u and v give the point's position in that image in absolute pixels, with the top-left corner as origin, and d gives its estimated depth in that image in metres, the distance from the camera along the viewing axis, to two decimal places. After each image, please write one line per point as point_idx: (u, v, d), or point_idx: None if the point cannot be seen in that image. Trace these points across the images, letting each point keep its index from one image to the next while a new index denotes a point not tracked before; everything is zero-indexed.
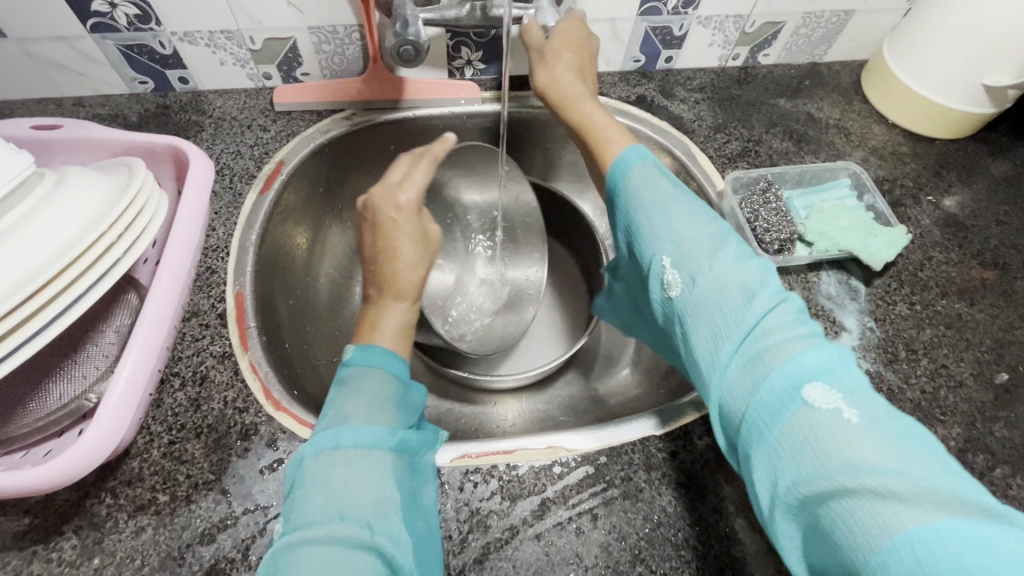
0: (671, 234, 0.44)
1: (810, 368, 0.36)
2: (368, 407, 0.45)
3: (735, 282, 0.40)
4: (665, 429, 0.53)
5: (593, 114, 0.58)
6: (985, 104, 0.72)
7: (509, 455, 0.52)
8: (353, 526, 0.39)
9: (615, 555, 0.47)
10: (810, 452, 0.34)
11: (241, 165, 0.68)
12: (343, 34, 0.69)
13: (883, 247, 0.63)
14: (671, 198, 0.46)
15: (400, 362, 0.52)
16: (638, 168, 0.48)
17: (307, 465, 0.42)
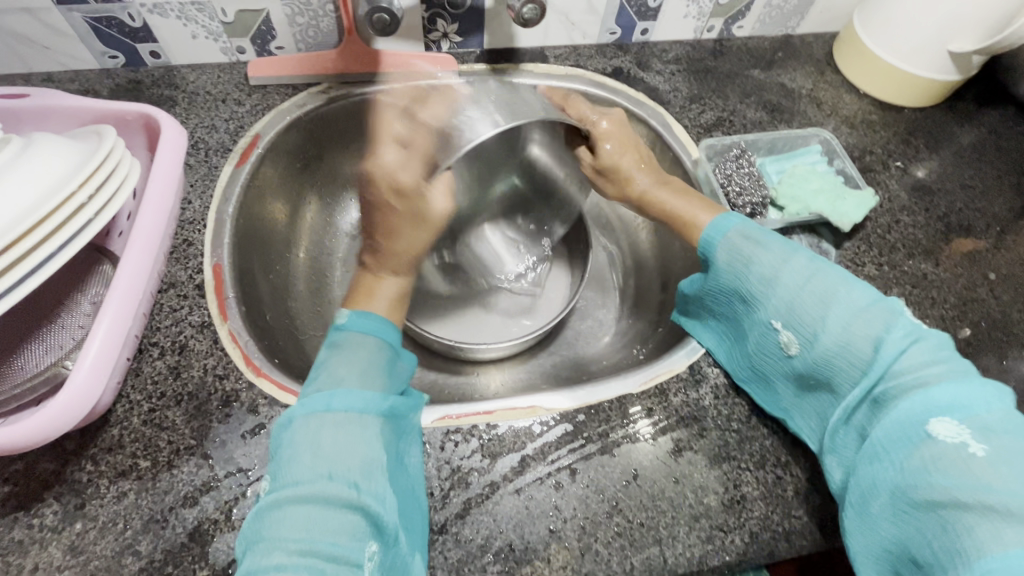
0: (784, 290, 0.51)
1: (942, 405, 0.43)
2: (361, 373, 0.46)
3: (859, 324, 0.47)
4: (641, 388, 0.55)
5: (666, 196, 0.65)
6: (952, 72, 0.74)
7: (489, 415, 0.53)
8: (341, 486, 0.40)
9: (593, 507, 0.49)
10: (930, 473, 0.41)
11: (216, 139, 0.67)
12: (316, 6, 0.68)
13: (851, 209, 0.64)
14: (783, 254, 0.53)
15: (391, 330, 0.52)
16: (737, 232, 0.56)
17: (296, 425, 0.42)
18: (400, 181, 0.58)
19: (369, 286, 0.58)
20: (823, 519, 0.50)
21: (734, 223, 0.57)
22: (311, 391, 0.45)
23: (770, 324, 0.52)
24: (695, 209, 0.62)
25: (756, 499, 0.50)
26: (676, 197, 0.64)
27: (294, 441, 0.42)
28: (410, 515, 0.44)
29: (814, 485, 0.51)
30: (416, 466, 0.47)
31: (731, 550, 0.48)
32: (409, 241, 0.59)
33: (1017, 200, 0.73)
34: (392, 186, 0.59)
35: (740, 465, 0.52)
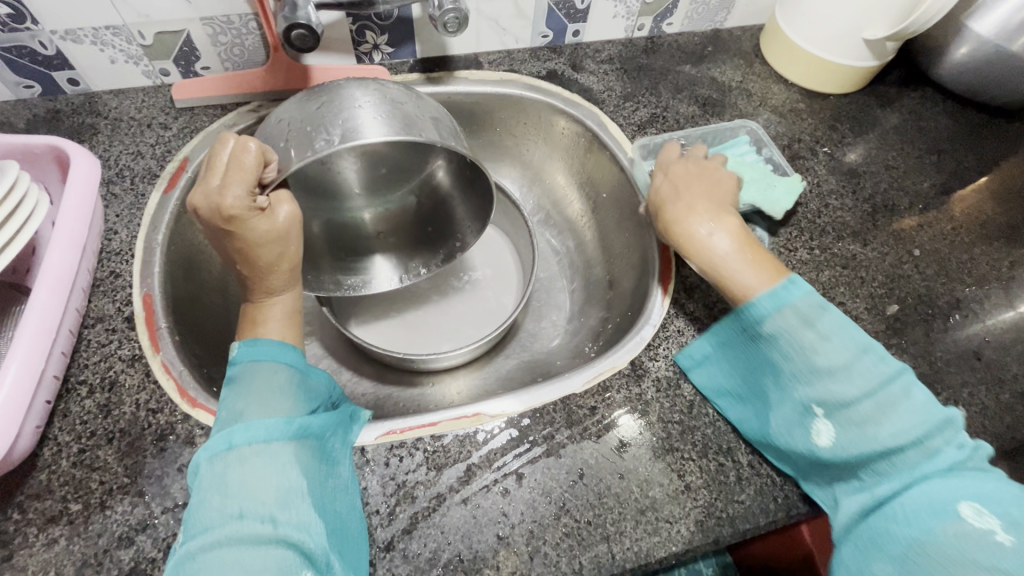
0: (841, 380, 0.48)
1: (975, 493, 0.44)
2: (262, 401, 0.45)
3: (917, 427, 0.46)
4: (584, 387, 0.56)
5: (716, 246, 0.56)
6: (869, 58, 0.77)
7: (434, 426, 0.53)
8: (253, 523, 0.39)
9: (541, 510, 0.49)
10: (956, 547, 0.42)
11: (142, 166, 0.66)
12: (238, 24, 0.67)
13: (782, 196, 0.68)
14: (847, 347, 0.49)
15: (285, 350, 0.50)
16: (797, 308, 0.50)
17: (202, 471, 0.42)
18: (224, 209, 0.48)
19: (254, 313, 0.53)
20: (766, 501, 0.51)
21: (794, 296, 0.51)
22: (213, 432, 0.44)
23: (809, 407, 0.50)
24: (745, 268, 0.55)
25: (700, 488, 0.51)
26: (750, 259, 0.55)
27: (201, 489, 0.41)
28: (343, 536, 0.44)
29: (754, 469, 0.52)
30: (349, 485, 0.47)
31: (678, 540, 0.49)
32: (270, 257, 0.52)
33: (938, 177, 0.76)
34: (217, 217, 0.48)
35: (684, 456, 0.53)
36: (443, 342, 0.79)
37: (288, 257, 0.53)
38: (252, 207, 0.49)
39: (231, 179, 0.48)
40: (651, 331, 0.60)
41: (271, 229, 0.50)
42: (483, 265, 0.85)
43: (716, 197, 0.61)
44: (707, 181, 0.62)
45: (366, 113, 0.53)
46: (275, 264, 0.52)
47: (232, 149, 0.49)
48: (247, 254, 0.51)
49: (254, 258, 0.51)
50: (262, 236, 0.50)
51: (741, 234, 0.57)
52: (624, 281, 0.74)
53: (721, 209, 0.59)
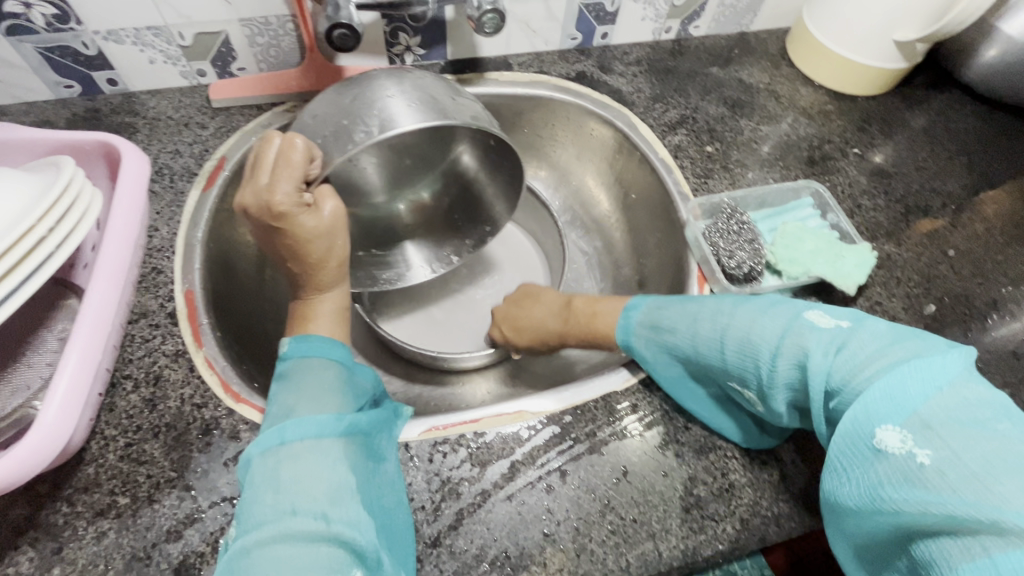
0: (712, 353, 0.49)
1: (881, 405, 0.38)
2: (312, 397, 0.45)
3: (788, 355, 0.44)
4: (625, 385, 0.55)
5: (551, 319, 0.65)
6: (898, 60, 0.77)
7: (476, 423, 0.52)
8: (305, 519, 0.39)
9: (585, 507, 0.49)
10: (888, 487, 0.36)
11: (181, 164, 0.66)
12: (276, 25, 0.68)
13: (853, 269, 0.60)
14: (708, 318, 0.50)
15: (333, 346, 0.51)
16: (644, 321, 0.55)
17: (255, 466, 0.42)
18: (273, 206, 0.48)
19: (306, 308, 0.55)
20: (811, 500, 0.51)
21: (637, 316, 0.56)
22: (266, 429, 0.44)
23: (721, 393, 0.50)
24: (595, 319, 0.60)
25: (744, 486, 0.51)
26: (594, 307, 0.61)
27: (257, 483, 0.41)
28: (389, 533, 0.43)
29: (799, 468, 0.52)
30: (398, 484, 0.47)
31: (724, 538, 0.49)
32: (319, 253, 0.53)
33: (968, 178, 0.76)
34: (267, 214, 0.49)
35: (726, 454, 0.52)
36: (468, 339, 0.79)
37: (336, 253, 0.54)
38: (301, 202, 0.49)
39: (279, 176, 0.48)
40: None
41: (318, 223, 0.51)
42: (511, 265, 0.85)
43: (541, 301, 0.68)
44: (526, 296, 0.70)
45: (399, 103, 0.53)
46: (326, 255, 0.53)
47: (278, 148, 0.49)
48: (299, 248, 0.52)
49: (305, 251, 0.52)
50: (310, 232, 0.51)
51: (573, 300, 0.64)
52: (656, 281, 0.74)
53: (553, 303, 0.66)
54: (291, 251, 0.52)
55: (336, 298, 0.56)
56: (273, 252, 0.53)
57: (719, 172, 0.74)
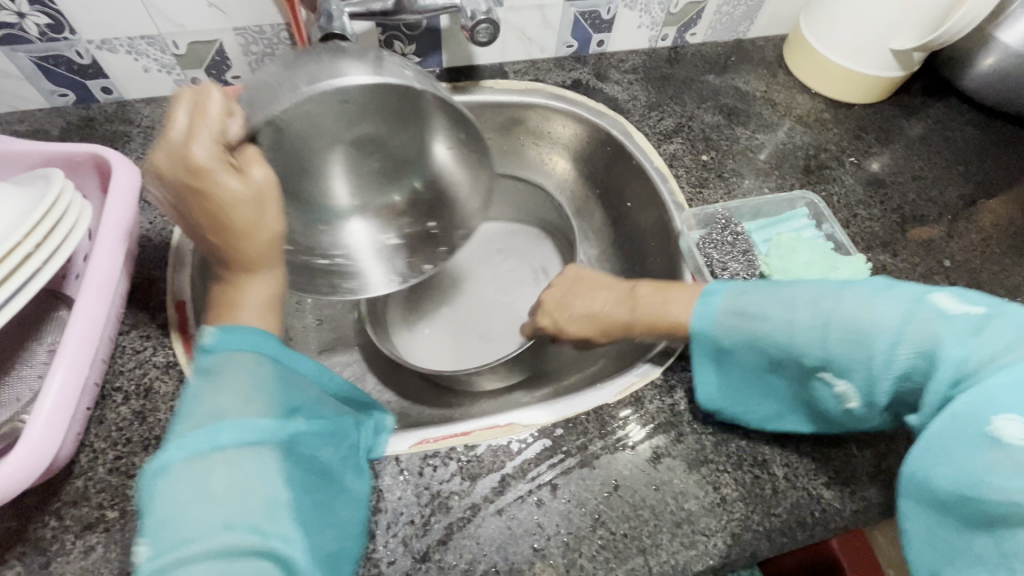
0: (808, 338, 0.46)
1: (1008, 399, 0.37)
2: (246, 396, 0.39)
3: (903, 342, 0.42)
4: (616, 398, 0.55)
5: (613, 308, 0.57)
6: (895, 69, 0.77)
7: (467, 436, 0.52)
8: (243, 536, 0.33)
9: (576, 521, 0.49)
10: (996, 479, 0.36)
11: None
12: (270, 34, 0.68)
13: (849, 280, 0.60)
14: (804, 298, 0.47)
15: (271, 338, 0.44)
16: (724, 306, 0.50)
17: (171, 473, 0.34)
18: (191, 162, 0.42)
19: (230, 296, 0.48)
20: (803, 515, 0.51)
21: (715, 301, 0.51)
22: (182, 432, 0.36)
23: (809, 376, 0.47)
24: (673, 307, 0.53)
25: (736, 500, 0.51)
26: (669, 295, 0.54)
27: (168, 495, 0.34)
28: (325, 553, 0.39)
29: (790, 482, 0.52)
30: (331, 502, 0.43)
31: (715, 554, 0.49)
32: (249, 223, 0.45)
33: (965, 187, 0.76)
34: (183, 170, 0.42)
35: (718, 468, 0.52)
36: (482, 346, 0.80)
37: (270, 228, 0.47)
38: (225, 159, 0.43)
39: (197, 126, 0.42)
40: None
41: (248, 186, 0.44)
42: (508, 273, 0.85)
43: (597, 289, 0.60)
44: (573, 287, 0.62)
45: (350, 63, 0.48)
46: (257, 228, 0.46)
47: (195, 99, 0.44)
48: (222, 216, 0.44)
49: (230, 223, 0.45)
50: (236, 196, 0.44)
51: (643, 285, 0.57)
52: None
53: (617, 289, 0.58)
54: (211, 221, 0.44)
55: (267, 286, 0.49)
56: (189, 227, 0.46)
57: (714, 182, 0.73)
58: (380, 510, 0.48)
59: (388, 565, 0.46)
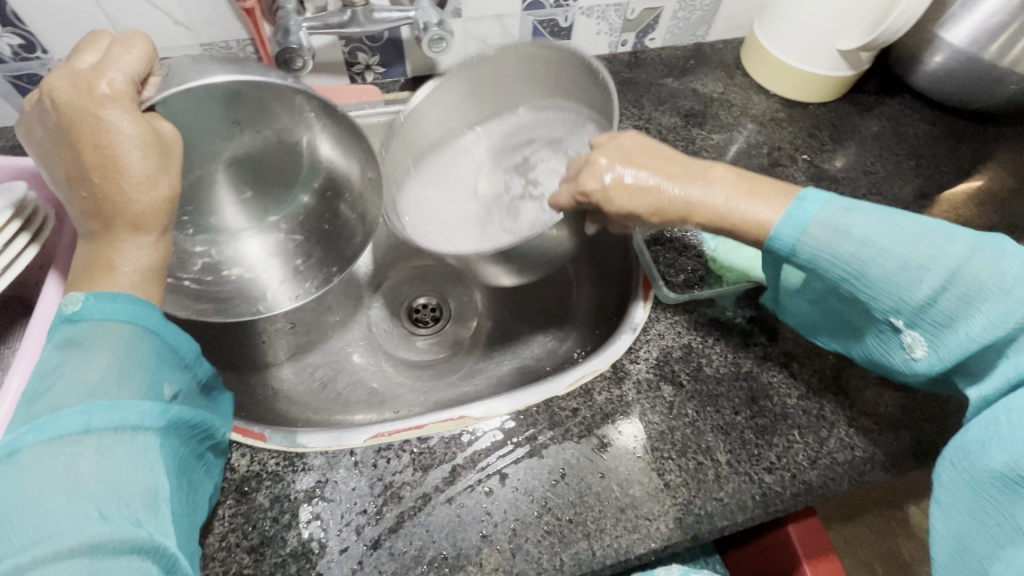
0: (911, 281, 0.45)
1: None
2: (120, 380, 0.40)
3: (1006, 313, 0.43)
4: (566, 390, 0.57)
5: (678, 186, 0.51)
6: (844, 67, 0.79)
7: (421, 428, 0.54)
8: (120, 527, 0.36)
9: (523, 509, 0.51)
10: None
11: None
12: (236, 49, 0.71)
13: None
14: (917, 238, 0.45)
15: (152, 307, 0.45)
16: (822, 220, 0.47)
17: (37, 456, 0.36)
18: (97, 92, 0.43)
19: (101, 252, 0.45)
20: (744, 498, 0.53)
21: (815, 211, 0.47)
22: (45, 412, 0.38)
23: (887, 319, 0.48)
24: (751, 203, 0.49)
25: (679, 486, 0.53)
26: (743, 194, 0.50)
27: (31, 478, 0.35)
28: (190, 539, 0.43)
29: (732, 465, 0.54)
30: (194, 488, 0.46)
31: (657, 537, 0.51)
32: (146, 172, 0.44)
33: (917, 182, 0.78)
34: (87, 100, 0.43)
35: (663, 455, 0.54)
36: (464, 211, 0.72)
37: (164, 183, 0.46)
38: (135, 99, 0.45)
39: (110, 61, 0.44)
40: (632, 336, 0.61)
41: (147, 134, 0.44)
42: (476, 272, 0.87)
43: (658, 159, 0.53)
44: (636, 149, 0.54)
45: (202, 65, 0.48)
46: (151, 179, 0.45)
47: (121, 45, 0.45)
48: (114, 158, 0.43)
49: (121, 167, 0.43)
50: (129, 139, 0.43)
51: (712, 172, 0.52)
52: (610, 288, 0.75)
53: (679, 165, 0.53)
54: (102, 158, 0.43)
55: (144, 250, 0.46)
56: (70, 166, 0.44)
57: None
58: (334, 501, 0.50)
59: (340, 552, 0.48)
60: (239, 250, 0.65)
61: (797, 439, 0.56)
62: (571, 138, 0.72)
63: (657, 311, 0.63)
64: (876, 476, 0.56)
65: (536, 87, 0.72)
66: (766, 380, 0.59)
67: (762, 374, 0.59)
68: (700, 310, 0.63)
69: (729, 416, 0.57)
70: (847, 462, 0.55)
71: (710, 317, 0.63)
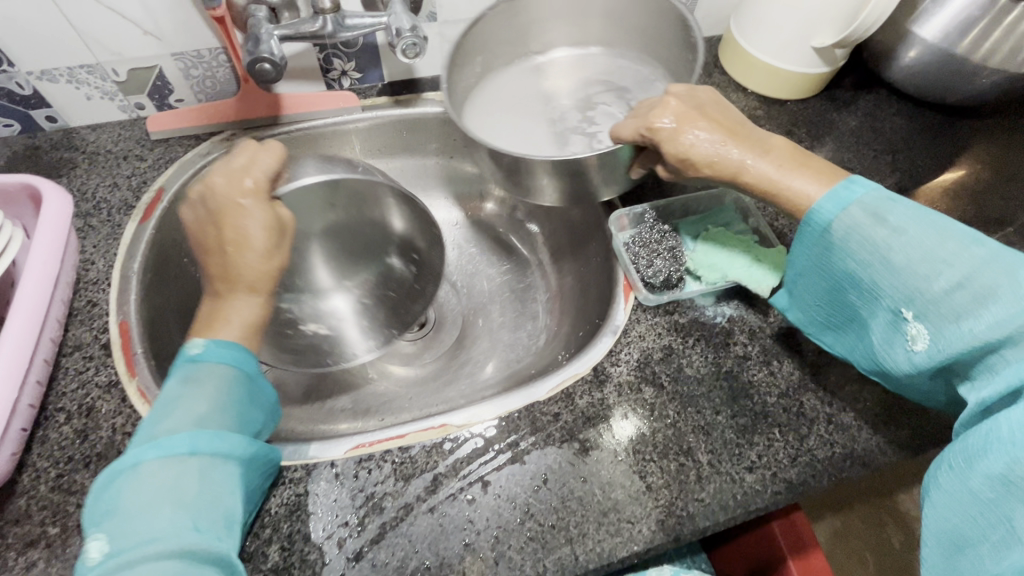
0: (927, 270, 0.45)
1: None
2: (221, 413, 0.46)
3: (1014, 313, 0.41)
4: (546, 394, 0.57)
5: (736, 152, 0.54)
6: (820, 65, 0.80)
7: (402, 438, 0.54)
8: (207, 540, 0.40)
9: (506, 515, 0.51)
10: None
11: (118, 198, 0.68)
12: (209, 58, 0.70)
13: (769, 271, 0.61)
14: (938, 233, 0.45)
15: (253, 358, 0.51)
16: (863, 203, 0.48)
17: (148, 472, 0.41)
18: (246, 183, 0.52)
19: (221, 308, 0.51)
20: (725, 498, 0.53)
21: (860, 193, 0.48)
22: (162, 434, 0.43)
23: (897, 311, 0.47)
24: (798, 179, 0.52)
25: (660, 488, 0.53)
26: (791, 171, 0.52)
27: (142, 489, 0.40)
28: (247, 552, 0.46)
29: (713, 466, 0.54)
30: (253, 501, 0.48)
31: (639, 540, 0.51)
32: (268, 247, 0.52)
33: (893, 176, 0.79)
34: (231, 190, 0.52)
35: (645, 457, 0.54)
36: (504, 123, 0.75)
37: (275, 257, 0.53)
38: (269, 190, 0.54)
39: (257, 159, 0.54)
40: (612, 338, 0.62)
41: (273, 216, 0.53)
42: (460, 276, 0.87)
43: (720, 122, 0.55)
44: (707, 111, 0.56)
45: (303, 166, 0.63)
46: (267, 255, 0.52)
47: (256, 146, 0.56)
48: (240, 237, 0.51)
49: (247, 239, 0.51)
50: (261, 225, 0.51)
51: (769, 143, 0.54)
52: (592, 289, 0.76)
53: (737, 132, 0.55)
54: (232, 236, 0.51)
55: (252, 308, 0.51)
56: (207, 238, 0.52)
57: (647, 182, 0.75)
58: (315, 514, 0.50)
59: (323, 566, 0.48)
60: (318, 299, 0.73)
61: (777, 438, 0.56)
62: (639, 90, 0.76)
63: (637, 313, 0.64)
64: (856, 473, 0.56)
65: (625, 35, 0.76)
66: (746, 379, 0.59)
67: (742, 373, 0.60)
68: (681, 311, 0.63)
69: (709, 417, 0.57)
70: (827, 458, 0.56)
71: (689, 317, 0.63)
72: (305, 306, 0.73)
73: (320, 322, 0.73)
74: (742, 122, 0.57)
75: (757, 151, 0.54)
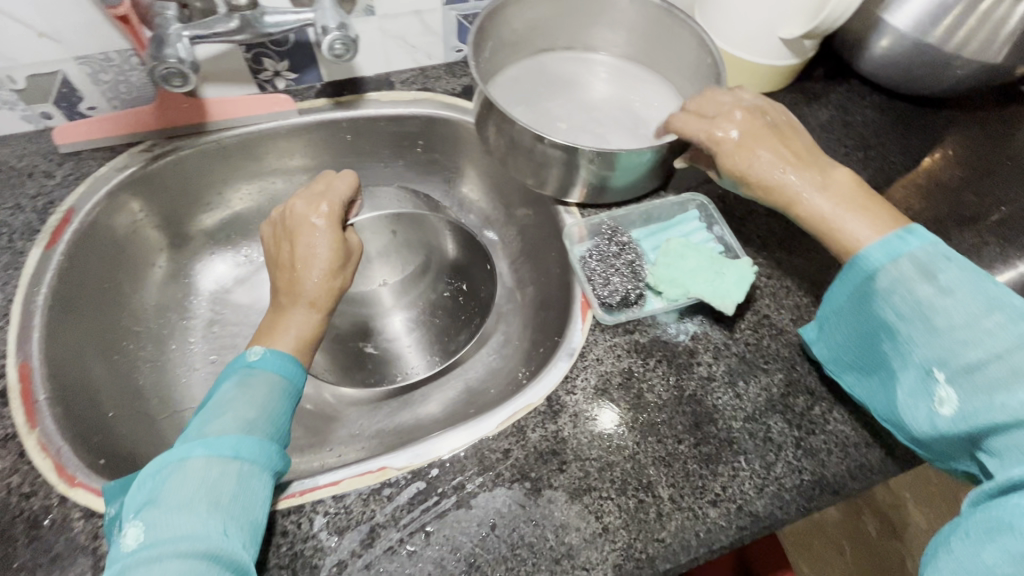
0: (971, 339, 0.42)
1: None
2: (263, 420, 0.47)
3: None
4: (495, 428, 0.53)
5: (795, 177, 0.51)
6: (789, 56, 0.75)
7: (336, 486, 0.49)
8: (232, 546, 0.40)
9: (449, 568, 0.46)
10: None
11: (22, 221, 0.62)
12: (119, 61, 0.63)
13: (732, 287, 0.57)
14: (987, 303, 0.42)
15: (303, 372, 0.54)
16: (916, 257, 0.44)
17: (192, 466, 0.42)
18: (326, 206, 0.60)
19: (283, 321, 0.56)
20: (686, 537, 0.49)
21: (914, 245, 0.45)
22: (211, 434, 0.45)
23: (928, 370, 0.44)
24: (854, 219, 0.48)
25: (618, 529, 0.49)
26: (852, 208, 0.49)
27: (184, 484, 0.41)
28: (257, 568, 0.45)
29: (675, 503, 0.51)
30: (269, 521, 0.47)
31: None
32: (332, 271, 0.58)
33: (864, 174, 0.75)
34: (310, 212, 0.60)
35: (601, 496, 0.50)
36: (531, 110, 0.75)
37: (338, 283, 0.59)
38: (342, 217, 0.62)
39: (331, 186, 0.62)
40: (569, 363, 0.57)
41: (342, 242, 0.60)
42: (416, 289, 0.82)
43: (784, 146, 0.52)
44: (772, 128, 0.53)
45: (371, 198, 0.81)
46: (328, 280, 0.58)
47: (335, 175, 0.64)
48: (305, 260, 0.58)
49: (314, 257, 0.58)
50: (324, 247, 0.58)
51: (834, 176, 0.51)
52: (551, 304, 0.71)
53: (801, 159, 0.52)
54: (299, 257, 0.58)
55: (309, 323, 0.57)
56: (279, 260, 0.60)
57: None
58: None
59: None
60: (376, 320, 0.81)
61: (743, 467, 0.53)
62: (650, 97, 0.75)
63: (595, 334, 0.59)
64: (825, 502, 0.52)
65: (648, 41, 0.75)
66: (711, 403, 0.56)
67: (707, 397, 0.56)
68: (641, 330, 0.59)
69: (672, 447, 0.53)
70: (795, 488, 0.52)
71: (650, 337, 0.59)
72: (360, 330, 0.80)
73: (375, 343, 0.79)
74: (811, 148, 0.53)
75: (817, 180, 0.50)
